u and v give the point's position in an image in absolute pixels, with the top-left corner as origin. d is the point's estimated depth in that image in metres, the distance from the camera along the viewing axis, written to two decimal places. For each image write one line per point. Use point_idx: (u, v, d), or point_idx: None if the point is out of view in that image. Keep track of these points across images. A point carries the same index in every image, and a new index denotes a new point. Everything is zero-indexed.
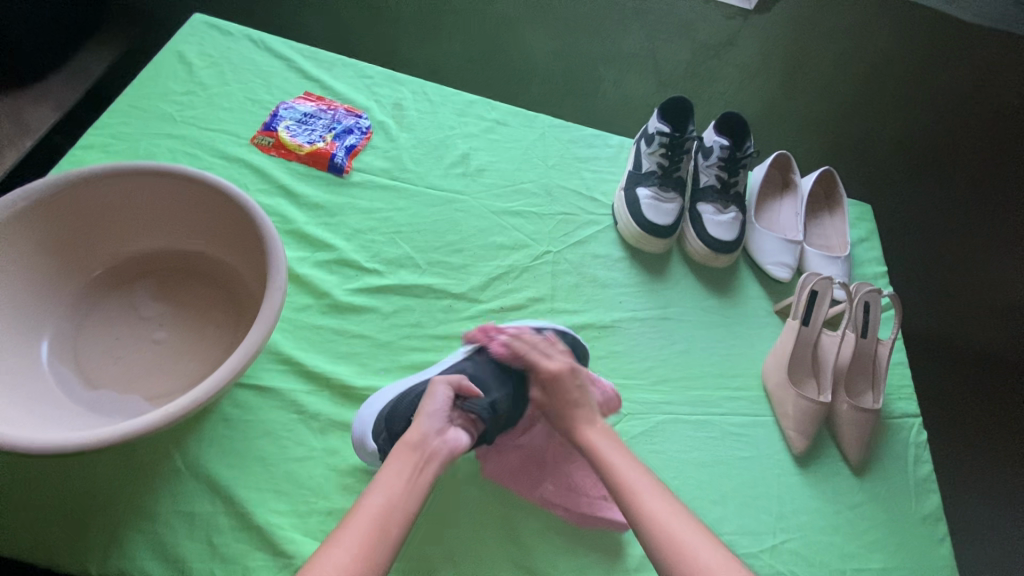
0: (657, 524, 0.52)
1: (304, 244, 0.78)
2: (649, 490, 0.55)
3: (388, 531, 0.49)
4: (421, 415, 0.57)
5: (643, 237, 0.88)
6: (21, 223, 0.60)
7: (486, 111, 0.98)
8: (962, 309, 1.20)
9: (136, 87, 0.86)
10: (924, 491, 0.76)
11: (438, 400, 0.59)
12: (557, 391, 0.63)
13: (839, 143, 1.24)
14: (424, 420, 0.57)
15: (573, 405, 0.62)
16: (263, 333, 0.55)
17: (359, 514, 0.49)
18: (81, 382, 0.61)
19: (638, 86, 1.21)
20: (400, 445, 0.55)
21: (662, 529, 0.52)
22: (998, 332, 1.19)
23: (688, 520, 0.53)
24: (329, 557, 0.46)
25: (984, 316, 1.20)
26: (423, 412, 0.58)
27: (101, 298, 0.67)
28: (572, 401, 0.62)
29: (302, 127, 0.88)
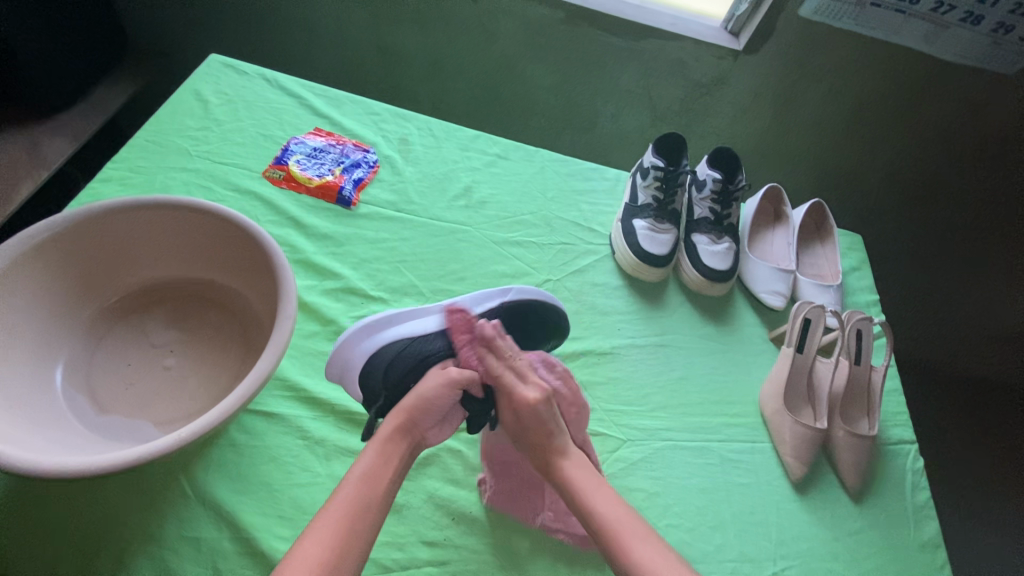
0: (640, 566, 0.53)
1: (312, 273, 0.81)
2: (634, 534, 0.55)
3: (364, 521, 0.51)
4: (412, 400, 0.58)
5: (640, 267, 0.90)
6: (42, 252, 0.62)
7: (487, 146, 1.02)
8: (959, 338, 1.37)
9: (154, 124, 0.90)
10: (922, 518, 0.77)
11: (442, 390, 0.59)
12: (523, 423, 0.60)
13: (825, 179, 1.32)
14: (413, 407, 0.58)
15: (542, 441, 0.60)
16: (272, 361, 0.57)
17: (335, 504, 0.52)
18: (94, 407, 0.63)
19: (633, 121, 1.29)
20: (387, 431, 0.57)
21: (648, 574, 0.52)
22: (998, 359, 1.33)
23: (668, 557, 0.53)
24: (304, 546, 0.48)
25: (984, 345, 1.34)
26: (417, 397, 0.58)
27: (115, 325, 0.69)
28: (540, 436, 0.60)
29: (312, 161, 0.91)
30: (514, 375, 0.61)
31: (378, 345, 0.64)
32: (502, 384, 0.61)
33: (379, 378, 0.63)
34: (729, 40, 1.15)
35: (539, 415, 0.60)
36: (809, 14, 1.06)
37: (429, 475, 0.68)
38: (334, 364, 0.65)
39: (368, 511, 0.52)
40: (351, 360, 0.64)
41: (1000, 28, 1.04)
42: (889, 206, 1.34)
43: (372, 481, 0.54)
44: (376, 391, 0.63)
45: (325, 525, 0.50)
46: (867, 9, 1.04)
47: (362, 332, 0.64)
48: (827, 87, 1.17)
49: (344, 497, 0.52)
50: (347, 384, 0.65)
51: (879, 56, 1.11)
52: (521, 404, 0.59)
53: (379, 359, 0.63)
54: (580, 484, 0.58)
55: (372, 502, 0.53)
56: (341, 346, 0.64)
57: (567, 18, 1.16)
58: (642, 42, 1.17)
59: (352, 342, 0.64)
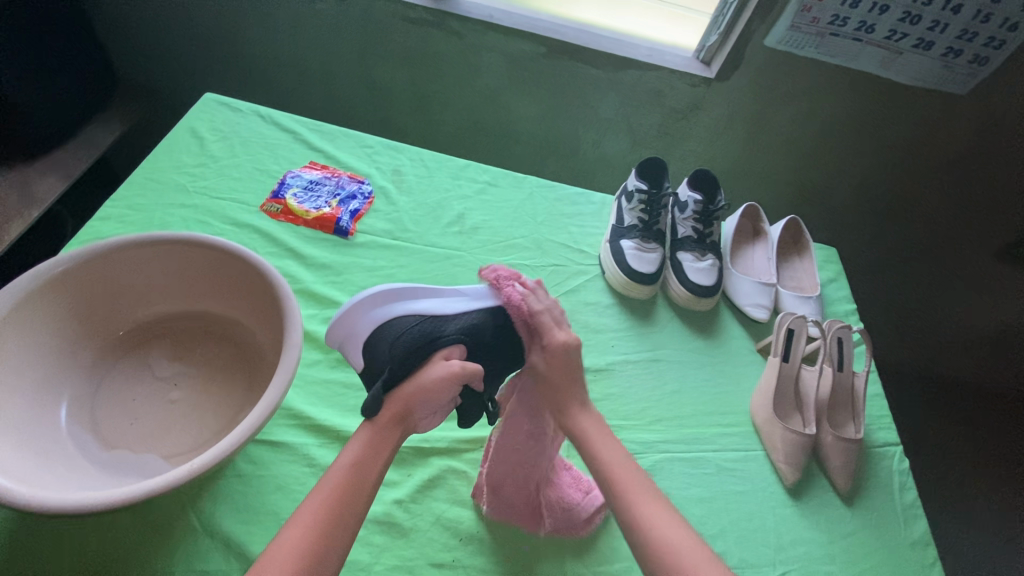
0: (650, 526, 0.55)
1: (312, 302, 0.83)
2: (638, 490, 0.58)
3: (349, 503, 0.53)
4: (411, 385, 0.58)
5: (631, 285, 0.94)
6: (49, 290, 0.62)
7: (478, 175, 1.06)
8: (938, 345, 1.45)
9: (152, 162, 0.92)
10: (911, 516, 0.80)
11: (443, 382, 0.57)
12: (550, 370, 0.62)
13: (799, 194, 1.39)
14: (411, 394, 0.58)
15: (569, 392, 0.62)
16: (280, 390, 0.58)
17: (322, 486, 0.54)
18: (98, 443, 0.63)
19: (615, 146, 1.35)
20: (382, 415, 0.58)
21: (652, 529, 0.55)
22: (976, 365, 1.41)
23: (672, 516, 0.56)
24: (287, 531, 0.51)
25: (964, 351, 1.42)
26: (417, 384, 0.58)
27: (118, 361, 0.70)
28: (566, 386, 0.62)
29: (309, 193, 0.94)
30: (552, 319, 0.63)
31: (391, 317, 0.60)
32: (541, 327, 0.62)
33: (383, 351, 0.59)
34: (701, 69, 1.21)
35: (564, 363, 0.62)
36: (774, 43, 1.13)
37: (436, 497, 0.69)
38: (337, 328, 0.61)
39: (351, 498, 0.54)
40: (356, 328, 0.60)
41: (950, 52, 1.11)
42: (858, 217, 1.41)
43: (359, 470, 0.55)
44: (380, 365, 0.59)
45: (300, 518, 0.52)
46: (827, 39, 1.11)
47: (373, 300, 0.60)
48: (795, 110, 1.24)
49: (331, 483, 0.54)
50: (347, 351, 0.61)
51: (841, 79, 1.18)
52: (557, 347, 0.61)
53: (389, 331, 0.59)
54: (594, 437, 0.61)
55: (352, 495, 0.54)
56: (348, 310, 0.60)
57: (548, 52, 1.22)
58: (620, 72, 1.23)
59: (360, 308, 0.60)
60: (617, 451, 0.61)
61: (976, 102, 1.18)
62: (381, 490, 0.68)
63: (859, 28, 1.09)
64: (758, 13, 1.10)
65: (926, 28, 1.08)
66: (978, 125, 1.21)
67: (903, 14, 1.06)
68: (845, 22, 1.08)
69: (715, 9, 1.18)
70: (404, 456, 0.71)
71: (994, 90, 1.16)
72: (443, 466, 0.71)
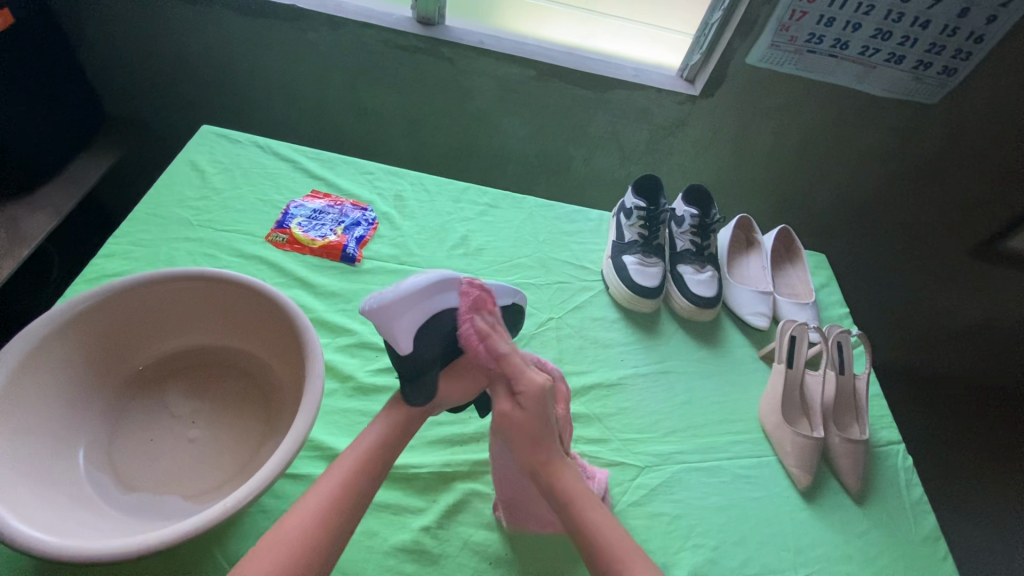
0: None
1: (324, 331, 0.82)
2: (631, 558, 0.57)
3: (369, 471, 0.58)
4: (448, 387, 0.62)
5: (635, 299, 0.96)
6: (64, 334, 0.61)
7: (478, 197, 1.08)
8: (931, 343, 1.52)
9: (152, 197, 0.91)
10: (919, 512, 0.82)
11: (472, 385, 0.64)
12: (524, 418, 0.60)
13: (783, 203, 1.44)
14: (445, 390, 0.62)
15: (543, 443, 0.61)
16: (307, 420, 0.57)
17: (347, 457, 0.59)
18: (118, 486, 0.61)
19: (605, 163, 1.39)
20: (419, 406, 0.62)
21: None
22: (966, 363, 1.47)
23: None
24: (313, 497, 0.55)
25: (953, 348, 1.49)
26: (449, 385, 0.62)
27: (131, 403, 0.68)
28: (538, 437, 0.60)
29: (313, 222, 0.94)
30: (520, 360, 0.61)
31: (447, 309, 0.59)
32: (508, 370, 0.60)
33: (435, 343, 0.59)
34: (686, 87, 1.25)
35: (539, 412, 0.60)
36: (755, 61, 1.18)
37: (462, 521, 0.69)
38: (391, 307, 0.55)
39: (378, 468, 0.59)
40: (414, 310, 0.56)
41: (920, 65, 1.17)
42: (840, 221, 1.47)
43: (382, 448, 0.59)
44: (430, 359, 0.59)
45: (315, 498, 0.55)
46: (805, 56, 1.17)
47: (434, 286, 0.57)
48: (778, 123, 1.29)
49: (357, 455, 0.58)
50: (395, 334, 0.55)
51: (819, 93, 1.23)
52: (528, 391, 0.59)
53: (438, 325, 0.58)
54: (577, 495, 0.60)
55: (366, 480, 0.57)
56: (406, 294, 0.55)
57: (539, 75, 1.24)
58: (607, 92, 1.26)
59: (422, 291, 0.57)
60: (600, 508, 0.60)
61: (946, 111, 1.25)
62: (406, 518, 0.68)
63: (835, 45, 1.15)
64: (740, 33, 1.14)
65: (897, 42, 1.14)
66: (948, 133, 1.28)
67: (875, 31, 1.12)
68: (821, 40, 1.14)
69: (697, 30, 1.22)
70: (427, 482, 0.71)
71: (961, 100, 1.23)
72: (466, 490, 0.71)
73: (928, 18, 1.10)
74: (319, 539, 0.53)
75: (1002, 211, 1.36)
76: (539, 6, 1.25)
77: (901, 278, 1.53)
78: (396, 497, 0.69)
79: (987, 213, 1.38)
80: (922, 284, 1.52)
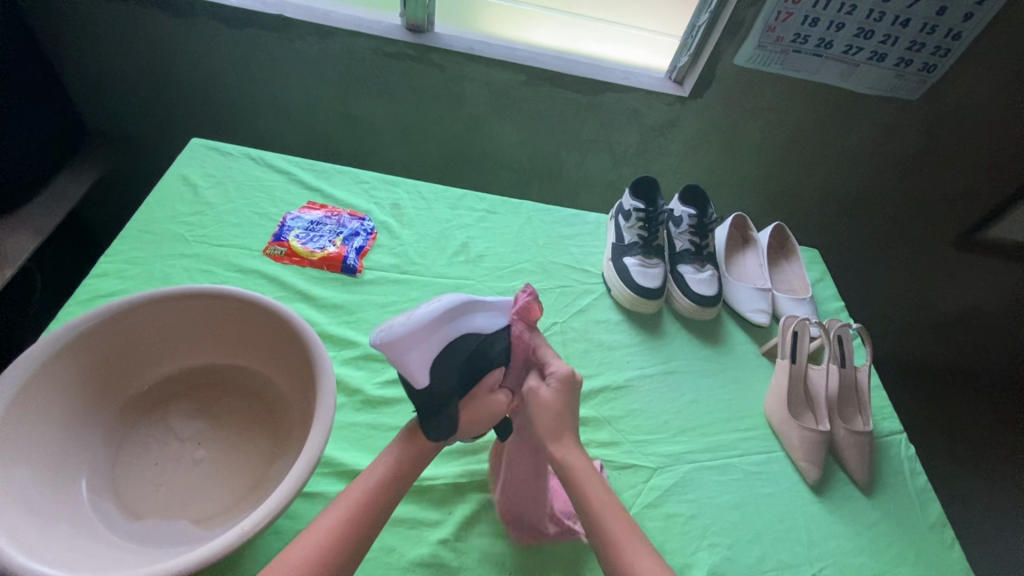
0: None
1: (329, 344, 0.81)
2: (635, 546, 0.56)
3: (392, 484, 0.58)
4: (469, 416, 0.60)
5: (638, 300, 0.96)
6: (60, 358, 0.59)
7: (476, 203, 1.07)
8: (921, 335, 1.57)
9: (144, 214, 0.89)
10: (925, 500, 0.83)
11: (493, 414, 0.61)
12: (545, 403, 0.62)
13: (773, 199, 1.47)
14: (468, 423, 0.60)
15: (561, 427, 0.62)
16: (321, 445, 0.54)
17: (373, 469, 0.59)
18: (125, 515, 0.59)
19: (597, 165, 1.40)
20: (437, 440, 0.60)
21: None
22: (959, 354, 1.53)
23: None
24: (333, 510, 0.55)
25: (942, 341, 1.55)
26: (472, 414, 0.60)
27: (134, 427, 0.66)
28: (559, 419, 0.62)
29: (311, 234, 0.93)
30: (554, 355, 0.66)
31: (455, 335, 0.58)
32: (541, 360, 0.65)
33: (448, 373, 0.57)
34: (675, 88, 1.27)
35: (565, 396, 0.63)
36: (743, 61, 1.19)
37: (480, 532, 0.68)
38: (401, 341, 0.54)
39: (403, 478, 0.59)
40: (425, 343, 0.55)
41: (901, 62, 1.20)
42: (827, 216, 1.49)
43: (406, 459, 0.59)
44: (444, 393, 0.58)
45: (336, 511, 0.55)
46: (791, 56, 1.19)
47: (442, 315, 0.56)
48: (766, 122, 1.31)
49: (383, 468, 0.59)
50: (409, 367, 0.54)
51: (805, 92, 1.26)
52: (559, 373, 0.63)
53: (450, 352, 0.57)
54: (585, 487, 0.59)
55: (388, 492, 0.58)
56: (415, 326, 0.54)
57: (529, 80, 1.24)
58: (599, 95, 1.27)
59: (433, 323, 0.56)
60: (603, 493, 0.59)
61: (926, 106, 1.28)
62: (423, 532, 0.67)
63: (819, 44, 1.17)
64: (728, 34, 1.15)
65: (878, 41, 1.16)
66: (930, 126, 1.31)
67: (857, 30, 1.15)
68: (806, 40, 1.16)
69: (684, 32, 1.24)
70: (443, 494, 0.70)
71: (940, 95, 1.26)
72: (482, 500, 0.70)
73: (908, 17, 1.13)
74: (338, 552, 0.53)
75: (981, 203, 1.40)
76: (527, 11, 1.25)
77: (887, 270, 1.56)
78: (411, 511, 0.68)
79: (968, 204, 1.42)
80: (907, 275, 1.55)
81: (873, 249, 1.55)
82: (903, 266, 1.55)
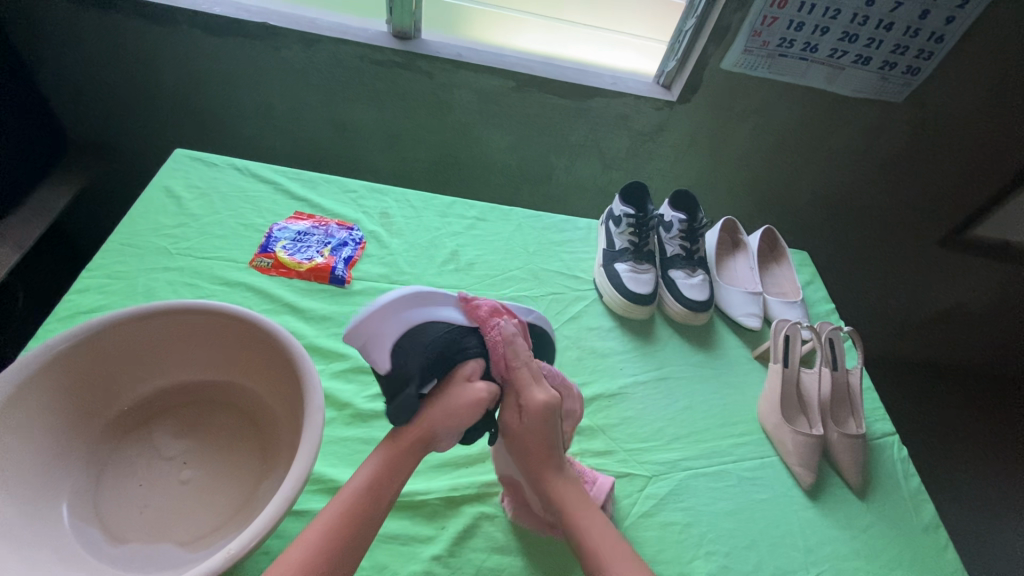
0: None
1: (317, 357, 0.80)
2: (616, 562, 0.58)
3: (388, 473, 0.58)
4: (436, 410, 0.59)
5: (630, 306, 0.96)
6: (38, 378, 0.57)
7: (465, 211, 1.06)
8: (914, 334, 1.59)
9: (127, 227, 0.88)
10: (919, 502, 0.83)
11: (472, 408, 0.58)
12: (527, 429, 0.62)
13: (762, 203, 1.47)
14: (438, 420, 0.59)
15: (542, 453, 0.63)
16: (307, 462, 0.53)
17: (368, 462, 0.59)
18: (108, 539, 0.57)
19: (587, 171, 1.39)
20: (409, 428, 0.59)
21: None
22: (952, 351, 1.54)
23: None
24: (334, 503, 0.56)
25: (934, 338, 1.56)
26: (440, 409, 0.59)
27: (117, 447, 0.64)
28: (540, 445, 0.63)
29: (298, 245, 0.92)
30: (531, 375, 0.64)
31: (421, 321, 0.59)
32: (519, 380, 0.63)
33: (415, 356, 0.58)
34: (663, 93, 1.27)
35: (542, 421, 0.62)
36: (730, 66, 1.20)
37: (474, 547, 0.67)
38: (362, 326, 0.57)
39: (399, 466, 0.58)
40: (387, 328, 0.57)
41: (886, 66, 1.21)
42: (816, 216, 1.50)
43: (399, 450, 0.59)
44: (411, 370, 0.58)
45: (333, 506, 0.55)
46: (777, 60, 1.19)
47: (405, 301, 0.58)
48: (753, 125, 1.31)
49: (378, 457, 0.58)
50: (371, 350, 0.57)
51: (792, 95, 1.26)
52: (533, 402, 0.62)
53: (418, 337, 0.58)
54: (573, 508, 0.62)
55: (385, 482, 0.57)
56: (376, 310, 0.57)
57: (517, 86, 1.24)
58: (587, 101, 1.26)
59: (393, 307, 0.58)
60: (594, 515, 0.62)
61: (910, 108, 1.30)
62: (416, 548, 0.66)
63: (805, 48, 1.17)
64: (714, 39, 1.16)
65: (863, 45, 1.17)
66: (914, 127, 1.32)
67: (842, 34, 1.15)
68: (791, 44, 1.16)
69: (671, 37, 1.24)
70: (436, 508, 0.69)
71: (924, 98, 1.28)
72: (476, 513, 0.69)
73: (891, 20, 1.14)
74: (335, 547, 0.52)
75: (966, 204, 1.42)
76: (514, 17, 1.24)
77: (875, 270, 1.58)
78: (403, 527, 0.67)
79: (954, 204, 1.43)
80: (896, 276, 1.57)
81: (861, 250, 1.56)
82: (890, 267, 1.57)
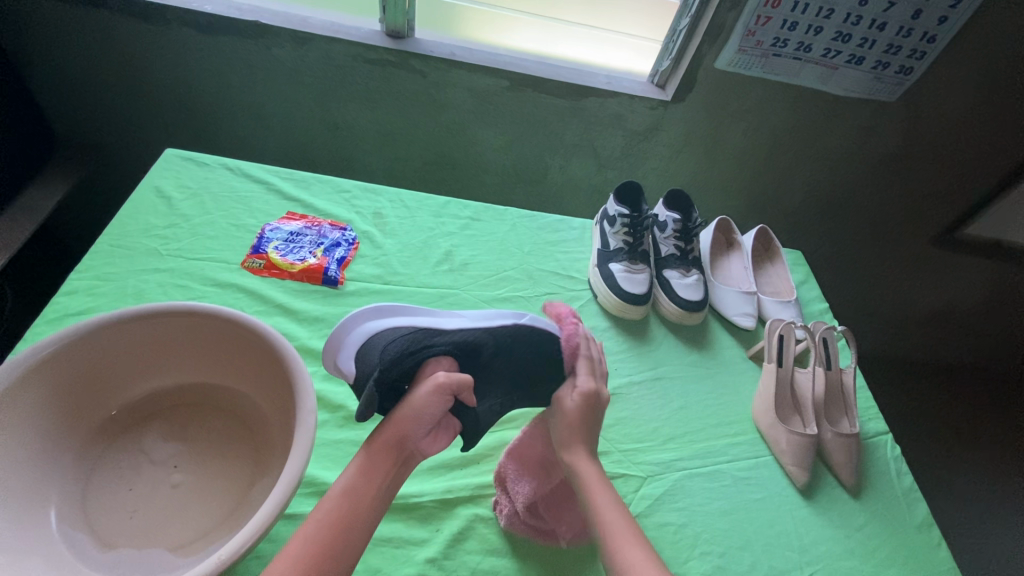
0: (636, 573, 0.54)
1: (310, 359, 0.79)
2: (627, 538, 0.58)
3: (372, 473, 0.57)
4: (403, 409, 0.58)
5: (624, 306, 0.95)
6: (26, 381, 0.57)
7: (459, 211, 1.06)
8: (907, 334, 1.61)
9: (116, 227, 0.87)
10: (912, 500, 0.84)
11: (432, 398, 0.58)
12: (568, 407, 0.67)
13: (755, 202, 1.48)
14: (406, 419, 0.58)
15: (574, 431, 0.66)
16: (300, 464, 0.52)
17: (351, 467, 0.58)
18: (97, 545, 0.57)
19: (581, 170, 1.39)
20: (386, 431, 0.59)
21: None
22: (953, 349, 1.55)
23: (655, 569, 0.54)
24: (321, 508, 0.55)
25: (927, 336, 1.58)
26: (409, 403, 0.58)
27: (106, 453, 0.64)
28: (576, 424, 0.66)
29: (290, 245, 0.91)
30: (590, 368, 0.70)
31: (383, 329, 0.62)
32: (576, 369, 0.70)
33: (372, 357, 0.60)
34: (657, 92, 1.27)
35: (585, 405, 0.67)
36: (724, 65, 1.20)
37: (468, 550, 0.66)
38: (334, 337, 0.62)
39: (377, 465, 0.57)
40: (351, 338, 0.61)
41: (878, 66, 1.22)
42: (810, 213, 1.50)
43: (378, 451, 0.58)
44: (370, 371, 0.59)
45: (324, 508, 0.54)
46: (771, 59, 1.19)
47: (371, 313, 0.63)
48: (747, 125, 1.31)
49: (360, 459, 0.58)
50: (338, 358, 0.61)
51: (785, 95, 1.26)
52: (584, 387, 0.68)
53: (378, 341, 0.61)
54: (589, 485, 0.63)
55: (370, 481, 0.56)
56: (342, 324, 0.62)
57: (512, 86, 1.23)
58: (581, 100, 1.26)
59: (357, 320, 0.62)
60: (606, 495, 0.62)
61: (903, 108, 1.30)
62: (410, 551, 0.65)
63: (798, 48, 1.17)
64: (708, 38, 1.16)
65: (856, 44, 1.17)
66: (907, 127, 1.33)
67: (836, 33, 1.15)
68: (785, 44, 1.16)
69: (665, 37, 1.24)
70: (429, 511, 0.69)
71: (916, 98, 1.28)
72: (470, 515, 0.69)
73: (885, 20, 1.14)
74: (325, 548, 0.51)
75: (957, 204, 1.43)
76: (507, 16, 1.24)
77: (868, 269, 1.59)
78: (398, 530, 0.66)
79: (946, 204, 1.44)
80: (889, 275, 1.58)
81: (855, 249, 1.57)
82: (883, 266, 1.57)
